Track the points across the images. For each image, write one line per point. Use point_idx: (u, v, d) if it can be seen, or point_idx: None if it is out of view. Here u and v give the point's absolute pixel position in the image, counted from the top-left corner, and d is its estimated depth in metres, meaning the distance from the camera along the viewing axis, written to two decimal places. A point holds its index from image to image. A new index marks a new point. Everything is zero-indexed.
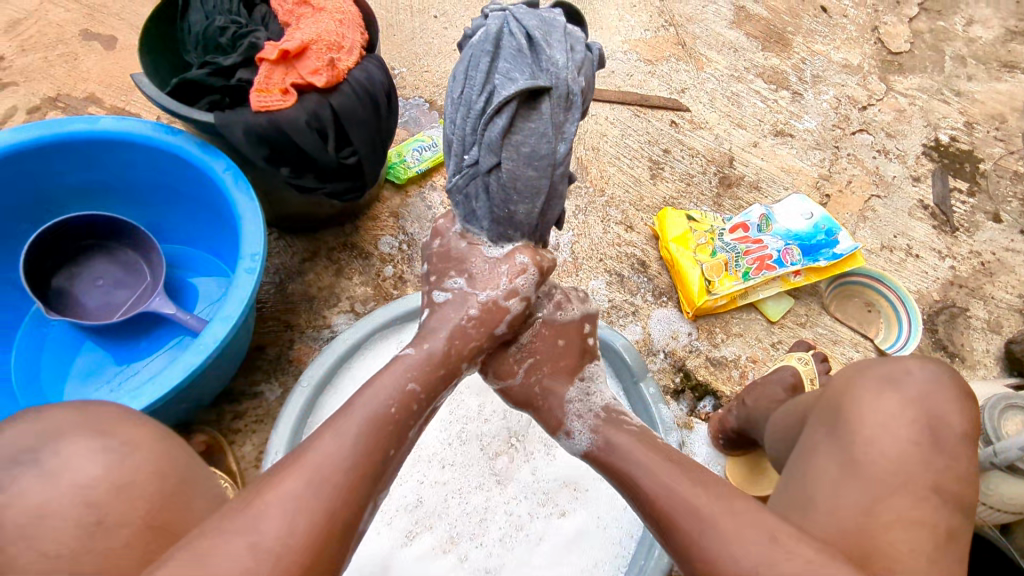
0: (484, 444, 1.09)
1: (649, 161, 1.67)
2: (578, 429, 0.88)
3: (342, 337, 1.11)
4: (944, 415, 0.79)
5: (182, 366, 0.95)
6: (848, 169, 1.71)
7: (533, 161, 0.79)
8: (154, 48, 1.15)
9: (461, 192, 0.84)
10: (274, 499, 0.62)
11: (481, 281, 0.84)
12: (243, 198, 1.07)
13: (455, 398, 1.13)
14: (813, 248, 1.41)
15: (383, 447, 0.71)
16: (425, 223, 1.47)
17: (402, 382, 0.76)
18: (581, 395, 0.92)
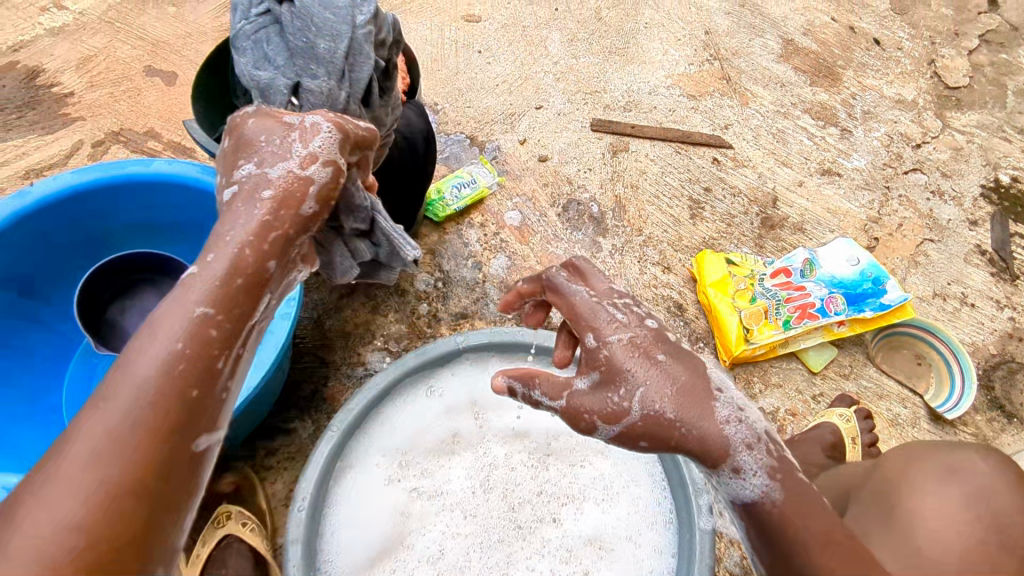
0: (510, 496, 1.08)
1: (689, 200, 1.64)
2: (750, 468, 0.71)
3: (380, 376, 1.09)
4: (1010, 512, 0.74)
5: None
6: (899, 212, 1.65)
7: (328, 8, 0.99)
8: (207, 95, 1.21)
9: (252, 38, 1.00)
10: (31, 505, 0.53)
11: (267, 161, 0.77)
12: None
13: (482, 445, 1.12)
14: (859, 297, 1.36)
15: (180, 387, 0.62)
16: (462, 261, 1.49)
17: (187, 310, 0.65)
18: (735, 418, 0.74)
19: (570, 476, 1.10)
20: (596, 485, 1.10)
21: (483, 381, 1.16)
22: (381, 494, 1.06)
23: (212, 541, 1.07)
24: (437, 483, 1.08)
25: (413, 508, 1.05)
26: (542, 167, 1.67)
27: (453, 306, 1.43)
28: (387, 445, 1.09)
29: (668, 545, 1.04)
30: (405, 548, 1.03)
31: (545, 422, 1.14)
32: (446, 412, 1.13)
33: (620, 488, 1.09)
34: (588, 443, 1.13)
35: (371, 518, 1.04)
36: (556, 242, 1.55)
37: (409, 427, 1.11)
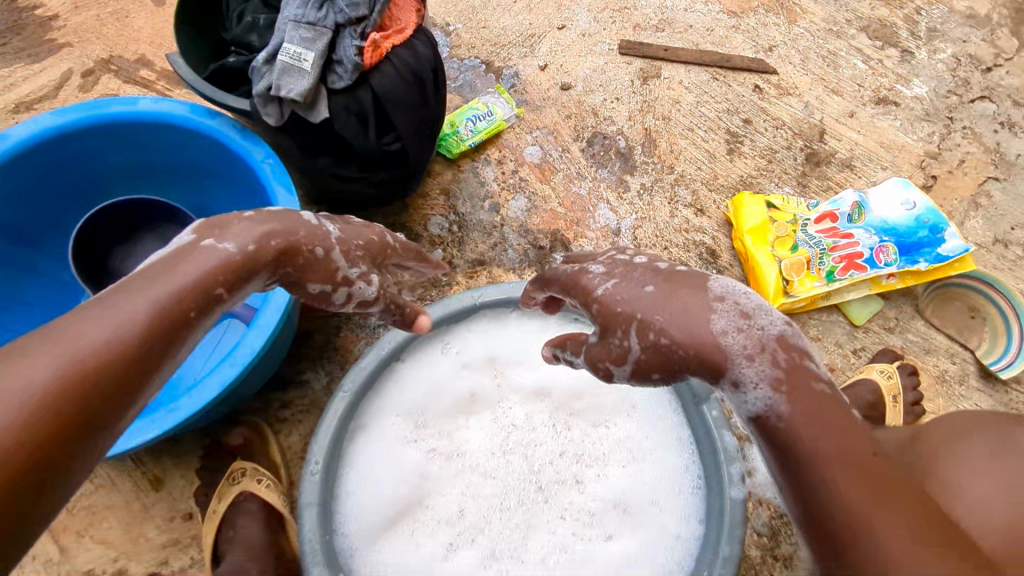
0: (532, 451, 1.03)
1: (726, 133, 1.48)
2: (752, 379, 0.64)
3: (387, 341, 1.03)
4: None
5: (217, 380, 0.87)
6: (961, 146, 1.48)
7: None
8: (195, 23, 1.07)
9: None
10: None
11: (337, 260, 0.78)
12: (283, 193, 0.99)
13: (502, 402, 1.06)
14: (913, 247, 1.25)
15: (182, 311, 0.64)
16: (477, 202, 1.37)
17: (209, 280, 0.67)
18: (737, 327, 0.65)
19: (594, 438, 1.04)
20: (625, 444, 1.04)
21: (505, 337, 1.09)
22: (398, 453, 1.01)
23: (229, 497, 1.02)
24: (455, 442, 1.02)
25: (430, 466, 1.00)
26: (565, 96, 1.51)
27: (469, 253, 1.33)
28: (402, 402, 1.04)
29: (693, 512, 0.99)
30: (423, 509, 0.98)
31: (569, 380, 1.08)
32: (462, 368, 1.07)
33: (649, 451, 1.03)
34: (610, 409, 1.06)
35: (385, 477, 0.99)
36: (580, 180, 1.42)
37: (426, 385, 1.05)
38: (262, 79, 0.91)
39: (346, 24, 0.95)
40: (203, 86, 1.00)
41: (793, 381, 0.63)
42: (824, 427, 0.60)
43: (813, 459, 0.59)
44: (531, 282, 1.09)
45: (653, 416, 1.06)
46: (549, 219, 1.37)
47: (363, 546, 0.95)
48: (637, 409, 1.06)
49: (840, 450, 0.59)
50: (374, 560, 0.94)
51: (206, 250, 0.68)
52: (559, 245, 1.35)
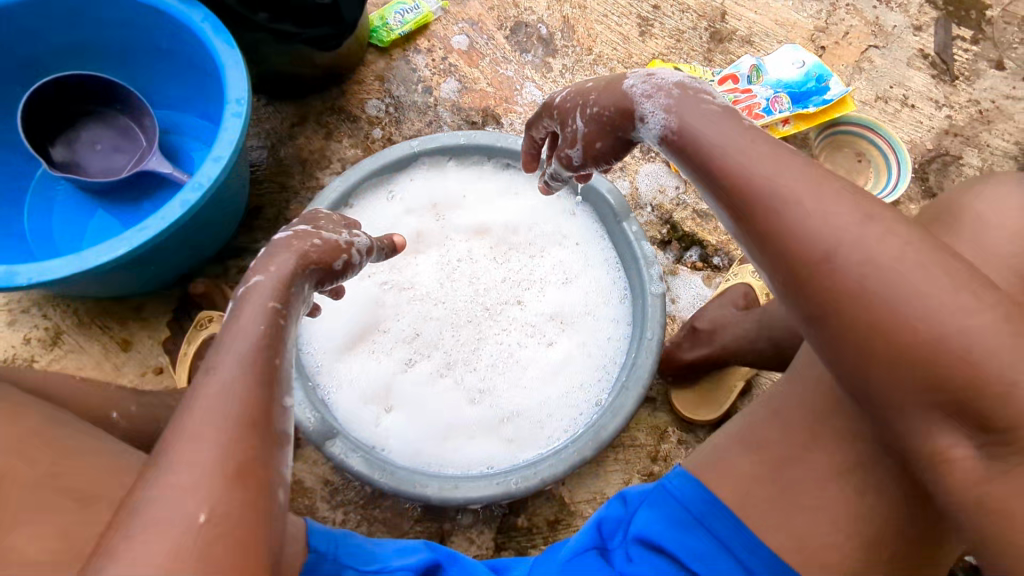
0: (477, 278, 1.14)
1: (638, 17, 1.61)
2: (650, 111, 0.74)
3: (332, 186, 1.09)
4: None
5: (181, 200, 0.93)
6: (845, 21, 1.64)
7: None
8: None
9: None
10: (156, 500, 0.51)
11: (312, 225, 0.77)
12: (223, 47, 1.05)
13: (446, 241, 1.16)
14: (803, 97, 1.40)
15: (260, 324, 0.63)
16: (411, 86, 1.46)
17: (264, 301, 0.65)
18: (643, 81, 0.77)
19: (531, 265, 1.16)
20: (558, 267, 1.16)
21: (445, 182, 1.18)
22: (353, 288, 1.10)
23: (198, 340, 1.11)
24: (407, 275, 1.13)
25: (385, 297, 1.10)
26: None
27: (407, 131, 1.42)
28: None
29: (622, 316, 1.11)
30: (380, 331, 1.08)
31: (504, 219, 1.18)
32: (407, 213, 1.16)
33: (579, 271, 1.15)
34: (545, 241, 1.18)
35: (344, 309, 1.08)
36: (505, 64, 1.52)
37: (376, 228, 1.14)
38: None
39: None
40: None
41: (687, 106, 0.71)
42: (712, 125, 0.68)
43: (705, 151, 0.67)
44: (463, 131, 1.17)
45: (581, 242, 1.17)
46: (479, 97, 1.47)
47: (330, 366, 1.05)
48: (566, 238, 1.18)
49: (722, 138, 0.67)
50: (339, 376, 1.04)
51: (251, 293, 0.66)
52: (490, 119, 1.45)
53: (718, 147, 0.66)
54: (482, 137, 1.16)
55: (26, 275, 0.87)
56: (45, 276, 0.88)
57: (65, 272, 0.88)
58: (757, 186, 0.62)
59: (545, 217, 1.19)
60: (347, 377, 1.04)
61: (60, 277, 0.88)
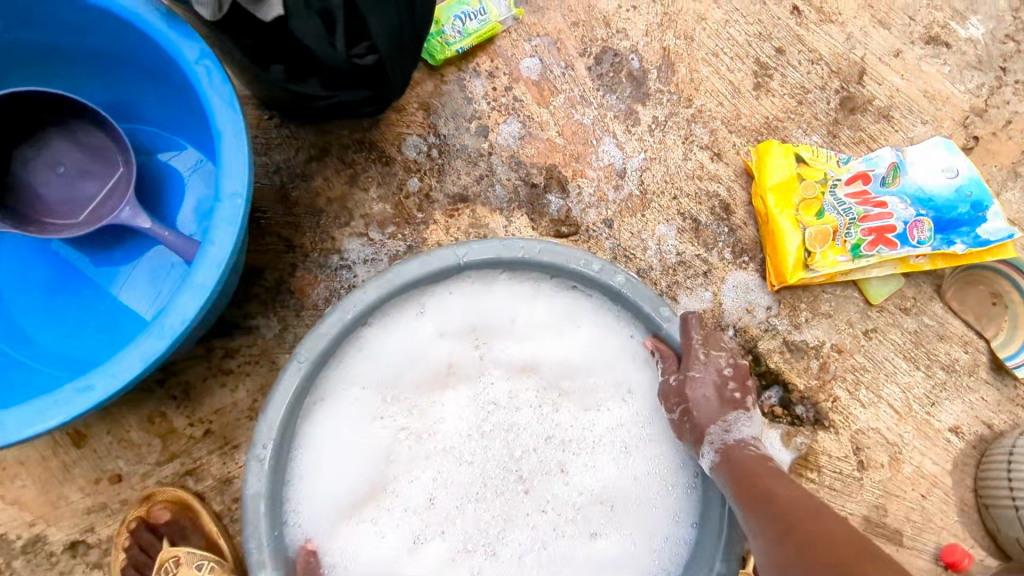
0: (514, 435, 0.91)
1: (755, 63, 1.28)
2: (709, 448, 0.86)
3: (346, 305, 0.82)
4: None
5: (140, 353, 0.68)
6: (1009, 104, 1.31)
7: None
8: None
9: None
10: None
11: None
12: (222, 110, 0.75)
13: (482, 378, 0.92)
14: (950, 225, 1.11)
15: None
16: (463, 123, 1.16)
17: None
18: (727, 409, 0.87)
19: (582, 423, 0.93)
20: (616, 429, 0.93)
21: (491, 301, 0.91)
22: (361, 431, 0.88)
23: None
24: (428, 421, 0.90)
25: (399, 448, 0.89)
26: None
27: (450, 185, 1.13)
28: (363, 370, 0.88)
29: (685, 513, 0.90)
30: (388, 493, 0.89)
31: (559, 358, 0.93)
32: (440, 337, 0.91)
33: (642, 440, 0.93)
34: (607, 392, 0.94)
35: (346, 461, 0.87)
36: (583, 106, 1.21)
37: (396, 356, 0.89)
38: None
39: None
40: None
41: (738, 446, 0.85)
42: (760, 476, 0.79)
43: (741, 479, 0.79)
44: (525, 239, 0.87)
45: (649, 402, 0.94)
46: (545, 150, 1.17)
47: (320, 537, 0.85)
48: (633, 393, 0.94)
49: (755, 473, 0.80)
50: (334, 550, 0.86)
51: None
52: (555, 184, 1.16)
53: (751, 481, 0.78)
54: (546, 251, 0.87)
55: None
56: None
57: None
58: (765, 496, 0.74)
59: (610, 362, 0.94)
60: (341, 550, 0.86)
61: None
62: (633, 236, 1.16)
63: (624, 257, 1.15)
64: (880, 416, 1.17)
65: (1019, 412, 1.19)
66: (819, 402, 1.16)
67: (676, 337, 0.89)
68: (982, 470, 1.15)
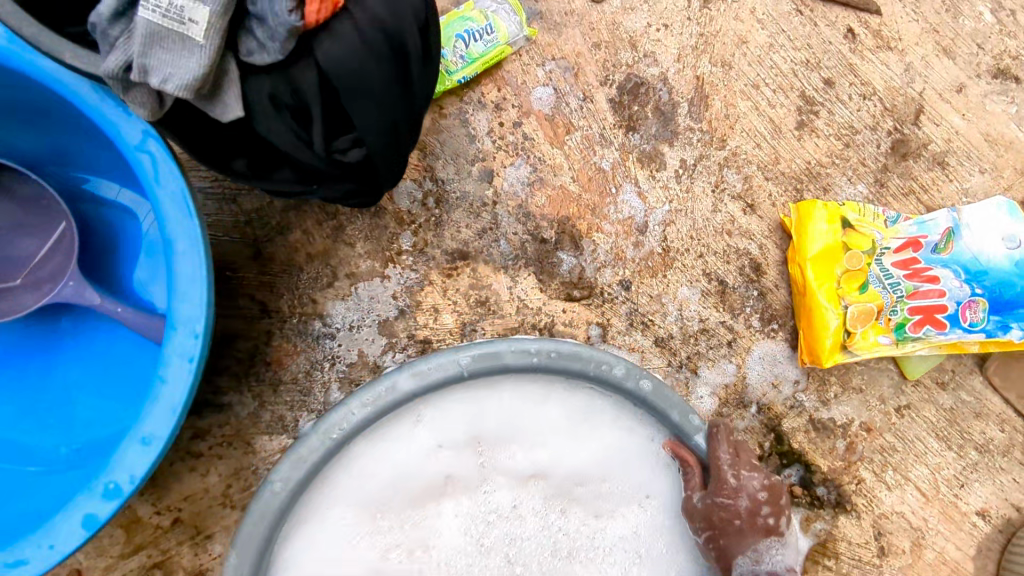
0: (518, 550, 0.82)
1: (801, 97, 1.12)
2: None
3: (332, 421, 0.73)
4: None
5: (85, 515, 0.61)
6: None
7: None
8: None
9: None
10: None
11: None
12: (176, 213, 0.64)
13: (483, 487, 0.82)
14: (1008, 306, 1.00)
15: None
16: (466, 166, 1.02)
17: None
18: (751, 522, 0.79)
19: (594, 535, 0.83)
20: (632, 545, 0.83)
21: (495, 407, 0.81)
22: (346, 553, 0.78)
23: None
24: (422, 536, 0.81)
25: (390, 568, 0.79)
26: (595, 12, 1.09)
27: (449, 240, 1.00)
28: (349, 484, 0.78)
29: None
30: None
31: (571, 467, 0.82)
32: (437, 448, 0.80)
33: (660, 555, 0.83)
34: (623, 501, 0.84)
35: None
36: (602, 147, 1.07)
37: (387, 468, 0.79)
38: (116, 54, 0.52)
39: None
40: (21, 20, 0.57)
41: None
42: None
43: None
44: (537, 340, 0.78)
45: (670, 510, 0.84)
46: (558, 199, 1.04)
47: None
48: (651, 500, 0.84)
49: None
50: None
51: None
52: (567, 240, 1.04)
53: None
54: (558, 355, 0.78)
55: None
56: None
57: None
58: None
59: (628, 469, 0.83)
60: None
61: None
62: (652, 300, 1.05)
63: (640, 323, 1.04)
64: (906, 499, 1.09)
65: None
66: (843, 485, 1.07)
67: (702, 444, 0.82)
68: (1008, 556, 1.08)
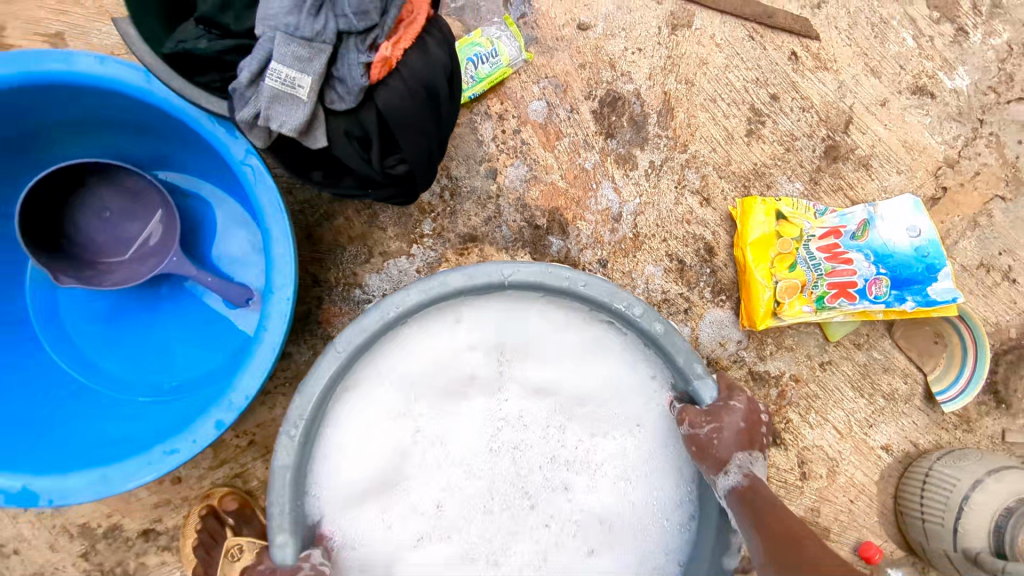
0: (523, 449, 1.08)
1: (750, 109, 1.37)
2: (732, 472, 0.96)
3: (384, 304, 0.93)
4: None
5: (214, 420, 0.87)
6: (981, 156, 1.42)
7: None
8: None
9: None
10: None
11: None
12: (270, 209, 0.88)
13: (498, 394, 1.09)
14: (906, 282, 1.25)
15: None
16: (475, 166, 1.27)
17: None
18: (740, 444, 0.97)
19: (587, 446, 1.09)
20: (616, 457, 1.08)
21: (519, 329, 1.07)
22: (385, 426, 1.06)
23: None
24: (443, 426, 1.08)
25: (415, 446, 1.07)
26: (582, 38, 1.32)
27: (461, 226, 1.26)
28: (397, 371, 1.04)
29: (676, 548, 1.04)
30: (401, 488, 1.07)
31: (576, 383, 1.09)
32: (469, 349, 1.06)
33: (642, 471, 1.07)
34: (614, 415, 1.09)
35: (370, 452, 1.04)
36: (586, 151, 1.31)
37: (429, 367, 1.06)
38: (246, 108, 0.76)
39: (350, 32, 0.76)
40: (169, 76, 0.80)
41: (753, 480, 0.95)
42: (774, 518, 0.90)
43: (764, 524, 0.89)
44: (571, 271, 0.97)
45: (659, 440, 1.08)
46: (549, 194, 1.29)
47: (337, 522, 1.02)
48: (640, 428, 1.08)
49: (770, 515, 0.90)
50: (347, 537, 1.03)
51: None
52: (556, 226, 1.29)
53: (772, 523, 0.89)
54: (586, 289, 0.96)
55: (48, 496, 0.85)
56: (68, 498, 0.85)
57: (89, 494, 0.85)
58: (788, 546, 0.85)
59: (624, 396, 1.08)
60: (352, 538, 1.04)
61: (82, 500, 0.85)
62: (624, 275, 1.30)
63: None
64: (825, 435, 1.36)
65: (943, 435, 1.38)
66: (774, 423, 1.35)
67: (705, 392, 0.98)
68: (904, 480, 1.35)
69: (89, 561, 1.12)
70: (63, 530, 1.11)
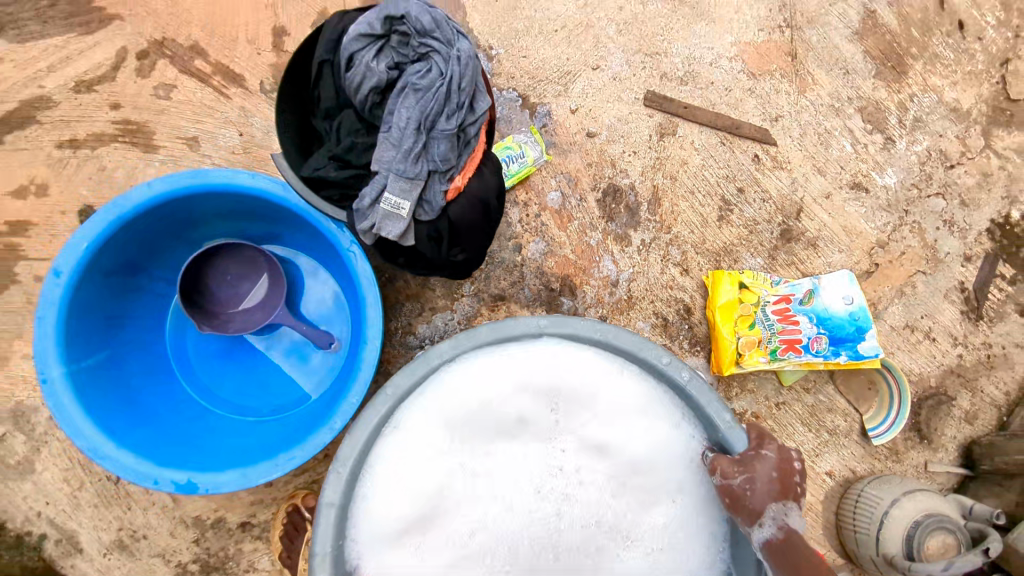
0: (563, 496, 1.27)
1: (721, 200, 1.73)
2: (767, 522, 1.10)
3: (439, 352, 1.22)
4: None
5: (323, 434, 1.20)
6: (906, 239, 1.78)
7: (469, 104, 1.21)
8: (291, 118, 1.19)
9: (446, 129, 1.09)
10: None
11: None
12: (366, 283, 1.23)
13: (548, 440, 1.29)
14: (840, 340, 1.59)
15: None
16: (505, 241, 1.63)
17: None
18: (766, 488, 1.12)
19: (628, 506, 1.26)
20: (657, 523, 1.24)
21: (573, 384, 1.27)
22: (432, 461, 1.25)
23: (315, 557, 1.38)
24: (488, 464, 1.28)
25: (456, 480, 1.26)
26: (590, 143, 1.69)
27: (493, 288, 1.61)
28: (454, 417, 1.26)
29: None
30: (439, 520, 1.25)
31: (628, 446, 1.26)
32: (517, 396, 1.27)
33: (676, 537, 1.23)
34: (659, 477, 1.25)
35: (414, 483, 1.23)
36: (591, 231, 1.67)
37: (483, 410, 1.26)
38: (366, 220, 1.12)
39: (436, 172, 1.12)
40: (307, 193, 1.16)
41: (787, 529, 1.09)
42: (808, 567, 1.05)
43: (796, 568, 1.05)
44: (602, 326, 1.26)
45: (694, 507, 1.24)
46: (562, 264, 1.65)
47: (381, 544, 1.20)
48: (679, 496, 1.24)
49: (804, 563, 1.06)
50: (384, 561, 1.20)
51: None
52: (567, 289, 1.64)
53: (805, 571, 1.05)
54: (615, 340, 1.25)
55: (205, 486, 1.17)
56: (219, 488, 1.18)
57: (234, 485, 1.18)
58: None
59: (672, 464, 1.25)
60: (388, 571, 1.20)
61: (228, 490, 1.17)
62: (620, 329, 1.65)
63: None
64: None
65: (876, 463, 1.71)
66: None
67: (736, 441, 1.16)
68: (843, 500, 1.67)
69: (199, 546, 1.44)
70: (181, 520, 1.44)
